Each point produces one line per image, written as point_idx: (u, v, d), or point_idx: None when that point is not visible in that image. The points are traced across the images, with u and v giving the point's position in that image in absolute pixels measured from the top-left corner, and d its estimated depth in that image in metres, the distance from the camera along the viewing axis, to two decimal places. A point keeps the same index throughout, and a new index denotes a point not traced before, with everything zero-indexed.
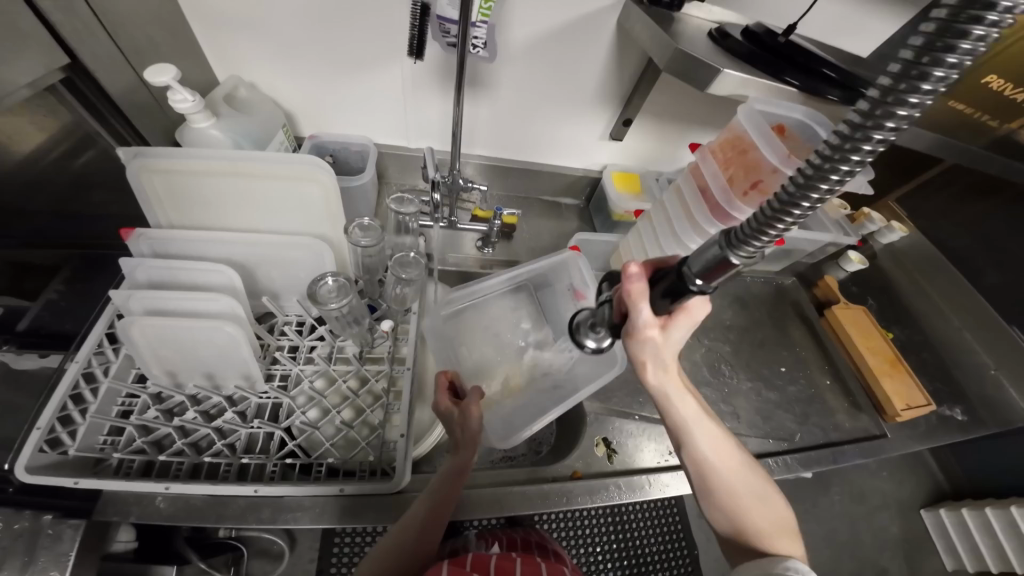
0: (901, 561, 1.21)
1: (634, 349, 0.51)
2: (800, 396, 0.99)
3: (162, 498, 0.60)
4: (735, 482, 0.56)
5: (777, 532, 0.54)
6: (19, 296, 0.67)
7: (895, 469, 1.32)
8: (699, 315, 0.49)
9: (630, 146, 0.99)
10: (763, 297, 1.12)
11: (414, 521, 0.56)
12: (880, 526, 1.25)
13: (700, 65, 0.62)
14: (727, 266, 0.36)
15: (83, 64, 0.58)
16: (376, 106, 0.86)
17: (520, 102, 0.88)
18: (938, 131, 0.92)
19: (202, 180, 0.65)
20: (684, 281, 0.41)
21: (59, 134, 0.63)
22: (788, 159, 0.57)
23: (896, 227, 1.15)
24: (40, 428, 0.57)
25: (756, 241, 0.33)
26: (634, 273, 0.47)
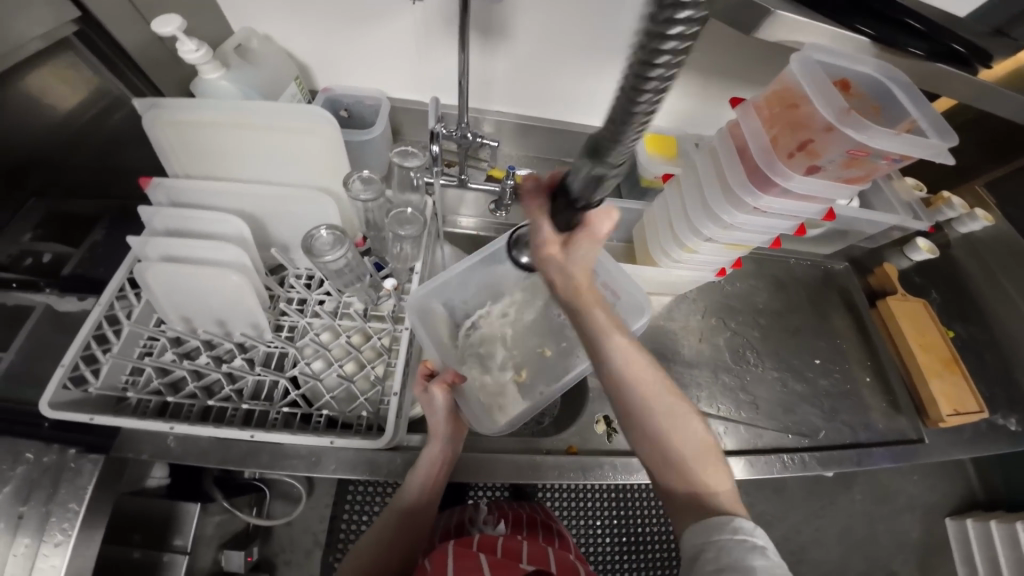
0: (915, 565, 1.16)
1: (545, 271, 0.50)
2: (831, 390, 0.92)
3: (173, 438, 0.66)
4: (657, 404, 0.50)
5: (703, 462, 0.49)
6: (64, 242, 0.69)
7: (928, 474, 1.23)
8: (605, 230, 0.48)
9: (667, 103, 0.89)
10: (805, 281, 1.01)
11: (387, 525, 0.59)
12: (901, 529, 1.19)
13: (758, 9, 0.51)
14: (605, 173, 0.37)
15: (91, 14, 0.57)
16: (387, 56, 0.79)
17: (543, 53, 0.80)
18: None
19: (209, 130, 0.63)
20: (569, 191, 0.41)
21: (80, 88, 0.62)
22: (846, 115, 0.49)
23: (980, 216, 0.97)
24: (65, 366, 0.61)
25: (622, 142, 0.33)
26: (531, 189, 0.46)
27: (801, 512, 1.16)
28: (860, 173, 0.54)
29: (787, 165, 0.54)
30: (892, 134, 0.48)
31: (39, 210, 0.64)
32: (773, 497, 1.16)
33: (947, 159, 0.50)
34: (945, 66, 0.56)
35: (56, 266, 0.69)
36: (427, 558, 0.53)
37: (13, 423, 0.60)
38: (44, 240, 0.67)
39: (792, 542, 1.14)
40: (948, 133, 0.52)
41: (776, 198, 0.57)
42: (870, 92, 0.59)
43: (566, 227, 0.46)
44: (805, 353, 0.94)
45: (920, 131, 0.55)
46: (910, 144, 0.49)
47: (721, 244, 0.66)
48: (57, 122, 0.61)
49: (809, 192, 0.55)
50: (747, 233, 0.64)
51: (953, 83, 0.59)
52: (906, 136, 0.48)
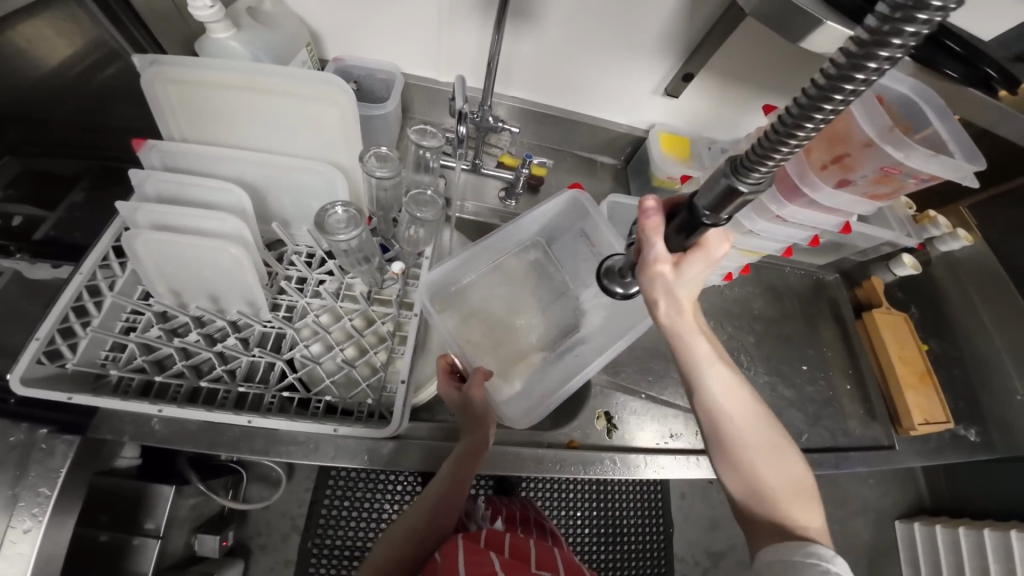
0: (865, 566, 1.25)
1: (646, 287, 0.48)
2: (815, 396, 0.96)
3: (157, 420, 0.62)
4: (749, 438, 0.51)
5: (795, 501, 0.50)
6: (37, 205, 0.63)
7: (881, 478, 1.32)
8: (717, 251, 0.45)
9: (685, 103, 0.88)
10: (799, 290, 1.04)
11: (421, 513, 0.57)
12: (856, 528, 1.27)
13: (808, 17, 0.50)
14: (737, 195, 0.34)
15: None
16: (406, 29, 0.75)
17: (570, 40, 0.78)
18: None
19: (215, 92, 0.58)
20: (693, 213, 0.38)
21: (74, 39, 0.58)
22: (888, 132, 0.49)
23: (962, 236, 1.02)
24: (39, 339, 0.56)
25: (768, 160, 0.31)
26: (651, 207, 0.44)
27: None
28: (888, 192, 0.54)
29: (818, 176, 0.54)
30: (931, 155, 0.48)
31: (14, 166, 0.57)
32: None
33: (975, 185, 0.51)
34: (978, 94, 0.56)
35: (28, 228, 0.63)
36: (438, 549, 0.54)
37: None
38: (16, 200, 0.60)
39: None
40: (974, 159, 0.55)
41: (801, 209, 0.57)
42: (903, 112, 0.61)
43: (680, 247, 0.44)
44: (794, 360, 0.97)
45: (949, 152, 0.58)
46: (943, 165, 0.49)
47: (736, 249, 0.67)
48: (41, 72, 0.55)
49: (834, 206, 0.56)
50: (764, 241, 0.65)
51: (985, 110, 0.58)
52: (943, 159, 0.48)
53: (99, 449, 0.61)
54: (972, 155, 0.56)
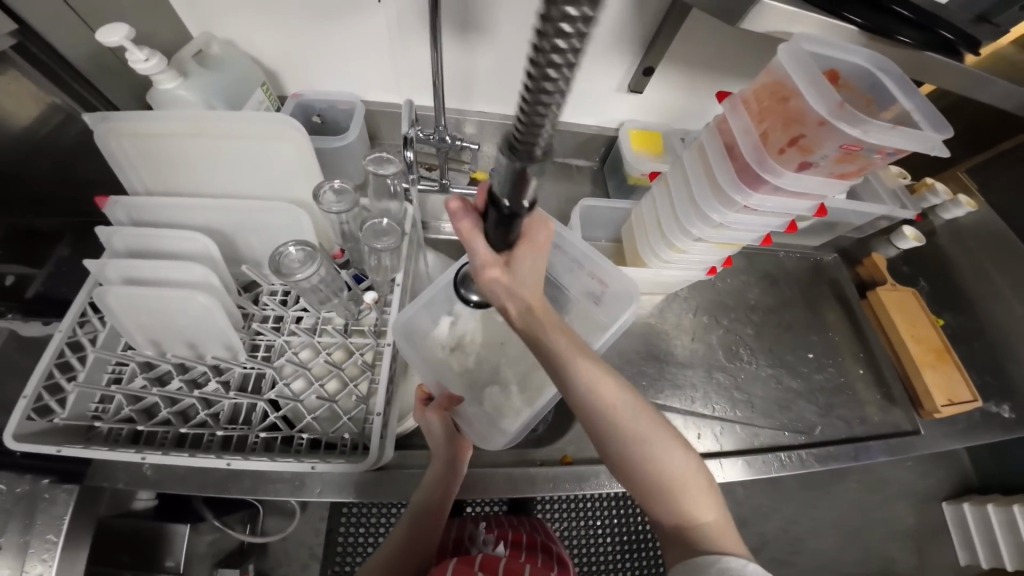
0: (912, 553, 1.21)
1: (489, 294, 0.49)
2: (825, 385, 0.91)
3: (149, 465, 0.62)
4: (632, 434, 0.49)
5: (682, 492, 0.50)
6: (26, 263, 0.62)
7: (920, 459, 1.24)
8: (539, 239, 0.48)
9: (652, 98, 0.86)
10: (797, 274, 1.00)
11: (398, 539, 0.57)
12: (895, 515, 1.22)
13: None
14: (525, 175, 0.32)
15: (31, 26, 0.51)
16: (361, 58, 0.75)
17: (525, 47, 0.77)
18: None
19: (171, 142, 0.59)
20: (498, 205, 0.37)
21: (29, 102, 0.55)
22: (841, 108, 0.46)
23: (963, 202, 0.99)
24: (26, 397, 0.56)
25: (537, 137, 0.28)
26: (460, 210, 0.45)
27: (796, 503, 1.22)
28: (854, 169, 0.52)
29: (778, 161, 0.52)
30: (889, 127, 0.45)
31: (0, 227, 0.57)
32: (769, 489, 1.22)
33: (945, 152, 0.48)
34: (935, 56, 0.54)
35: (22, 288, 0.63)
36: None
37: None
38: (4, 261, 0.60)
39: (789, 533, 1.21)
40: (944, 128, 0.51)
41: (767, 196, 0.55)
42: (859, 84, 0.56)
43: (503, 245, 0.44)
44: (799, 348, 0.93)
45: (913, 123, 0.53)
46: (906, 137, 0.46)
47: (711, 243, 0.66)
48: (14, 132, 0.54)
49: (800, 189, 0.53)
50: (737, 231, 0.63)
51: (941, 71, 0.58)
52: (903, 130, 0.46)
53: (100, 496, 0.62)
54: (941, 126, 0.51)
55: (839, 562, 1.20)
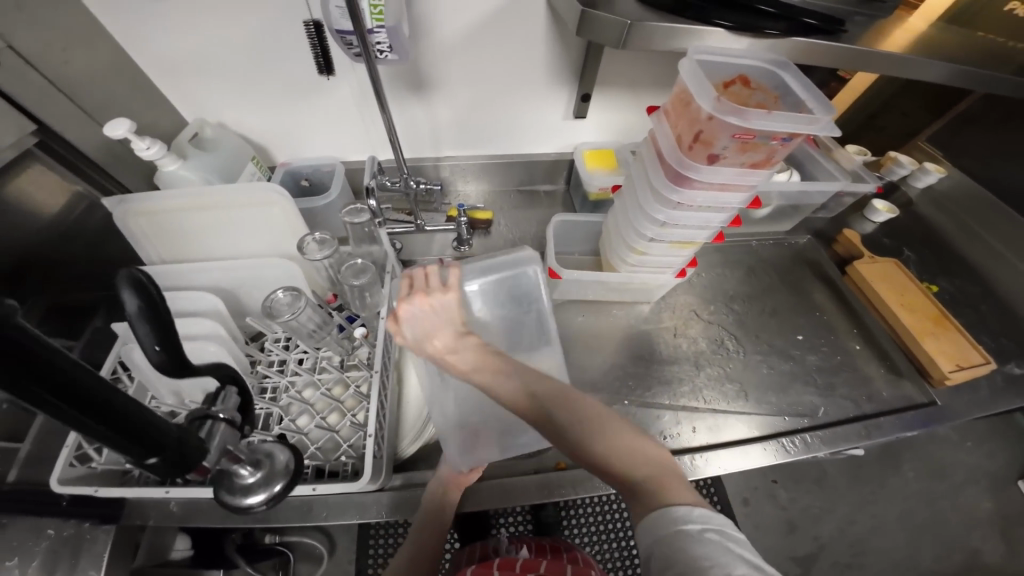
0: (997, 540, 1.16)
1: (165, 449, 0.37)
2: (822, 365, 0.88)
3: (174, 503, 0.68)
4: (553, 409, 0.48)
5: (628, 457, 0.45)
6: (66, 335, 0.71)
7: (980, 439, 1.27)
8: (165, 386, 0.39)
9: (597, 120, 0.96)
10: (773, 260, 1.02)
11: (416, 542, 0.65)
12: (968, 500, 1.20)
13: (618, 22, 0.56)
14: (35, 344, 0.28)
15: (49, 126, 0.62)
16: (333, 125, 0.88)
17: (476, 96, 0.87)
18: (965, 58, 0.76)
19: (178, 217, 0.70)
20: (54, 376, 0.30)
21: (59, 193, 0.67)
22: (723, 103, 0.48)
23: (931, 168, 1.09)
24: (69, 446, 0.63)
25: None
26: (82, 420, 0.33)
27: (850, 500, 1.18)
28: (762, 157, 0.54)
29: (690, 159, 0.55)
30: (769, 114, 0.48)
31: (42, 304, 0.67)
32: (815, 488, 1.19)
33: (837, 129, 0.50)
34: (811, 39, 0.58)
35: (63, 357, 0.72)
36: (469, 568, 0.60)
37: (24, 501, 0.63)
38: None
39: (849, 535, 1.15)
40: (828, 109, 0.51)
41: (696, 191, 0.59)
42: (767, 83, 0.60)
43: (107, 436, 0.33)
44: (787, 330, 0.92)
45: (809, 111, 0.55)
46: (791, 121, 0.49)
47: (666, 243, 0.70)
48: (42, 221, 0.65)
49: (720, 181, 0.56)
50: (685, 229, 0.67)
51: (830, 53, 0.60)
52: (783, 114, 0.49)
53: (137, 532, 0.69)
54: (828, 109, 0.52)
55: (913, 559, 1.13)
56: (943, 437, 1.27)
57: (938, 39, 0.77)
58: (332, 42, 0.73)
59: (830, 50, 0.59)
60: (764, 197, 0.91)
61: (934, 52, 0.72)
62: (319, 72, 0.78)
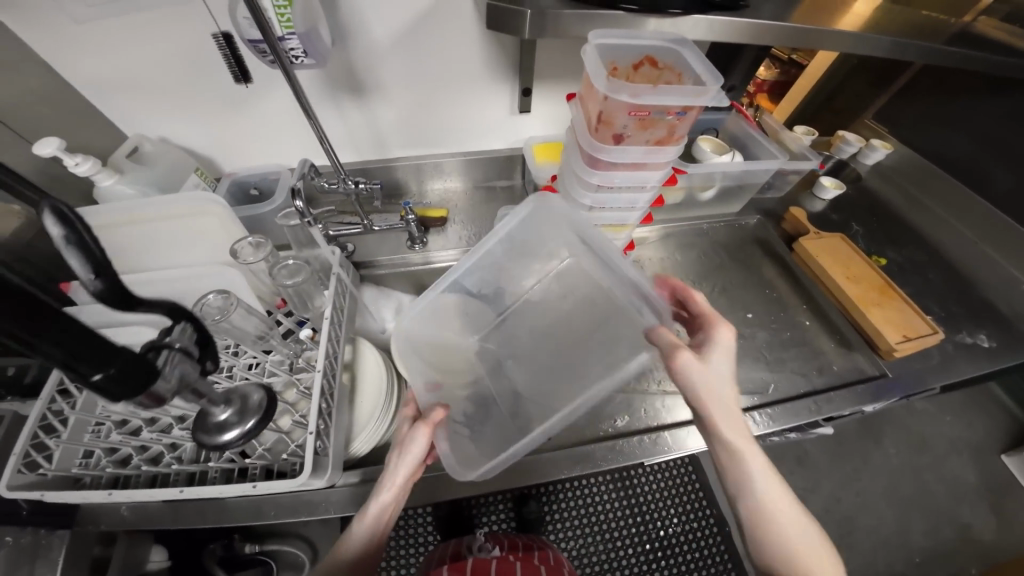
0: (983, 509, 1.17)
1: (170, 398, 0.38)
2: (773, 341, 0.89)
3: (128, 506, 0.69)
4: (767, 486, 0.52)
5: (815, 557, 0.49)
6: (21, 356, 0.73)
7: (959, 411, 1.30)
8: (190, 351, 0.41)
9: (541, 113, 0.98)
10: (722, 242, 1.04)
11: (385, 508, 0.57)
12: (950, 471, 1.21)
13: (523, 13, 0.56)
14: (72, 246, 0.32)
15: None
16: (276, 132, 0.89)
17: (415, 96, 0.88)
18: (889, 31, 0.77)
19: (114, 232, 0.72)
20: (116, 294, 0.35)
21: None
22: (612, 82, 0.50)
23: (877, 145, 1.12)
24: (16, 454, 0.60)
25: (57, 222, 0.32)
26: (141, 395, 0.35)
27: (833, 477, 1.19)
28: (664, 133, 0.56)
29: (597, 141, 0.57)
30: (657, 91, 0.50)
31: None
32: (796, 468, 1.20)
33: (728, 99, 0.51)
34: (713, 16, 0.59)
35: (21, 376, 0.72)
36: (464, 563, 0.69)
37: None
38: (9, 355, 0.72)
39: (834, 514, 1.15)
40: (717, 78, 0.54)
41: (610, 172, 0.61)
42: (674, 63, 0.63)
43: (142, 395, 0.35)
44: (737, 309, 0.94)
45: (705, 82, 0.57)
46: (679, 95, 0.51)
47: (599, 226, 0.72)
48: None
49: (628, 159, 0.58)
50: (614, 211, 0.69)
51: (735, 29, 0.61)
52: (671, 89, 0.50)
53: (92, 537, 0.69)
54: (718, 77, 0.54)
55: (902, 536, 1.13)
56: (921, 410, 1.29)
57: (861, 16, 0.78)
58: (246, 50, 0.74)
59: (739, 25, 0.60)
60: (708, 179, 0.92)
61: (856, 26, 0.73)
62: (238, 82, 0.79)
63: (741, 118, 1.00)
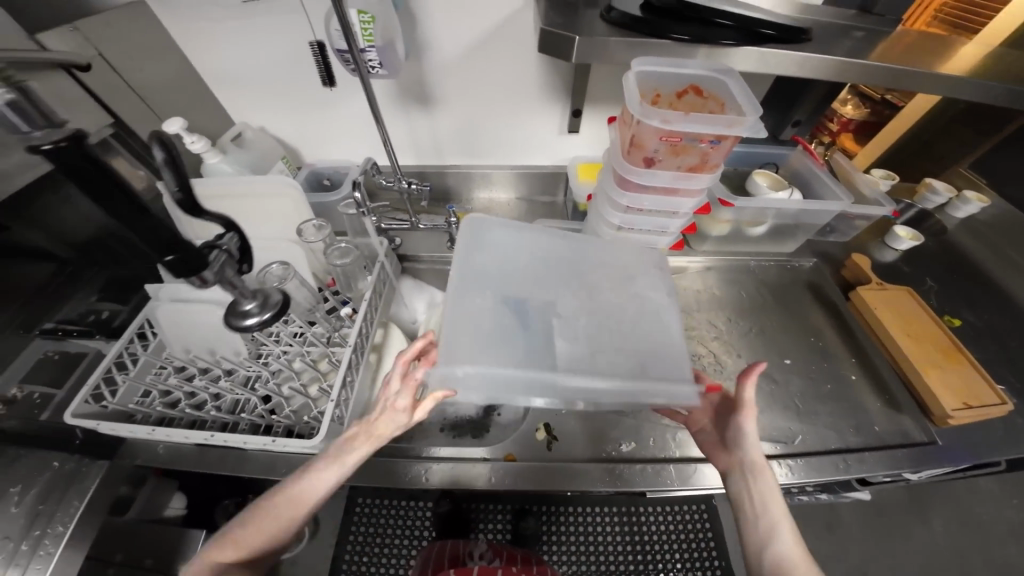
0: None
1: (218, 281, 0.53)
2: (809, 391, 0.82)
3: (165, 447, 0.75)
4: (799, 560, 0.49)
5: None
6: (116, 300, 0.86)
7: None
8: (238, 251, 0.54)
9: (590, 134, 1.01)
10: (768, 282, 0.98)
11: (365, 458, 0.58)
12: None
13: (572, 38, 0.60)
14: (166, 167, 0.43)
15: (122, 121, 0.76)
16: (350, 132, 1.01)
17: (473, 110, 0.96)
18: (982, 71, 0.71)
19: (209, 202, 0.84)
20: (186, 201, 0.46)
21: None
22: (647, 108, 0.51)
23: (969, 197, 1.01)
24: (88, 385, 0.69)
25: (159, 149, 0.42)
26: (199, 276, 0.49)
27: (873, 560, 1.04)
28: (697, 160, 0.57)
29: (629, 162, 0.59)
30: (691, 119, 0.51)
31: (102, 276, 0.83)
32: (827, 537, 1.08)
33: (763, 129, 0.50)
34: (763, 48, 0.60)
35: (112, 319, 0.85)
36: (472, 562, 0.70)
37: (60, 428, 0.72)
38: (105, 300, 0.85)
39: None
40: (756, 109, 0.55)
41: (639, 194, 0.62)
42: (721, 92, 0.64)
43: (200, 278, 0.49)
44: (774, 353, 0.88)
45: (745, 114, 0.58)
46: (712, 124, 0.51)
47: (627, 246, 0.72)
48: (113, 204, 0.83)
49: (658, 183, 0.59)
50: (642, 233, 0.69)
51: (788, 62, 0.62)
52: (705, 118, 0.51)
53: (124, 473, 0.73)
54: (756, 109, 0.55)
55: None
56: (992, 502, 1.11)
57: (950, 55, 0.73)
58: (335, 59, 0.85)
59: (792, 56, 0.61)
60: (760, 215, 0.89)
61: (941, 64, 0.68)
62: (326, 86, 0.91)
63: (805, 155, 0.96)
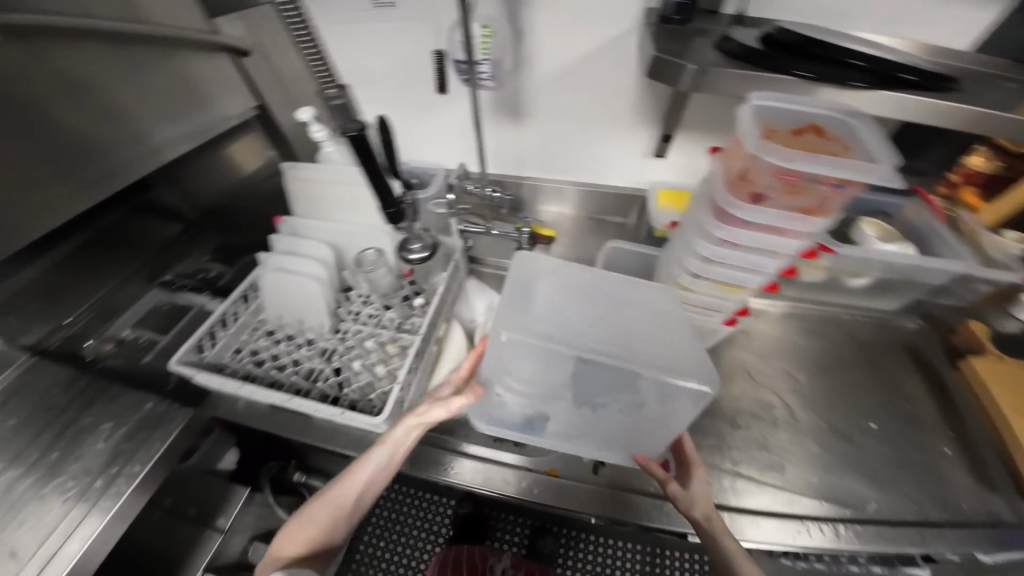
0: None
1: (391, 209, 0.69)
2: (892, 462, 0.74)
3: (242, 403, 0.81)
4: None
5: None
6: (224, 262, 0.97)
7: None
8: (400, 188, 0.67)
9: (677, 161, 1.00)
10: (857, 337, 0.91)
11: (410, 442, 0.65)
12: None
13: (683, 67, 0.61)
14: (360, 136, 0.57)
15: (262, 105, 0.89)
16: (445, 136, 1.08)
17: (563, 126, 0.98)
18: None
19: (317, 186, 0.93)
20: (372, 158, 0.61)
21: (256, 158, 0.97)
22: (765, 144, 0.51)
23: None
24: (197, 336, 0.77)
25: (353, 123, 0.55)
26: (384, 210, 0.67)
27: None
28: (812, 203, 0.54)
29: (733, 196, 0.58)
30: (815, 160, 0.50)
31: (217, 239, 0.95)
32: None
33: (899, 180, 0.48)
34: (896, 93, 0.56)
35: (216, 279, 0.94)
36: None
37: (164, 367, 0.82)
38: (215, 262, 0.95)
39: None
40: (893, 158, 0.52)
41: (739, 229, 0.60)
42: (842, 135, 0.60)
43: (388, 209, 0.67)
44: (856, 415, 0.80)
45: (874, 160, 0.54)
46: (838, 167, 0.49)
47: (712, 283, 0.69)
48: (239, 177, 0.95)
49: (762, 221, 0.57)
50: (731, 271, 0.66)
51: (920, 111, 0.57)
52: (829, 160, 0.50)
53: (199, 426, 0.76)
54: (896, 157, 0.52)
55: None
56: None
57: None
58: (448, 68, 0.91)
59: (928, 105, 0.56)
60: (863, 266, 0.82)
61: None
62: (433, 91, 0.98)
63: (925, 207, 0.85)
